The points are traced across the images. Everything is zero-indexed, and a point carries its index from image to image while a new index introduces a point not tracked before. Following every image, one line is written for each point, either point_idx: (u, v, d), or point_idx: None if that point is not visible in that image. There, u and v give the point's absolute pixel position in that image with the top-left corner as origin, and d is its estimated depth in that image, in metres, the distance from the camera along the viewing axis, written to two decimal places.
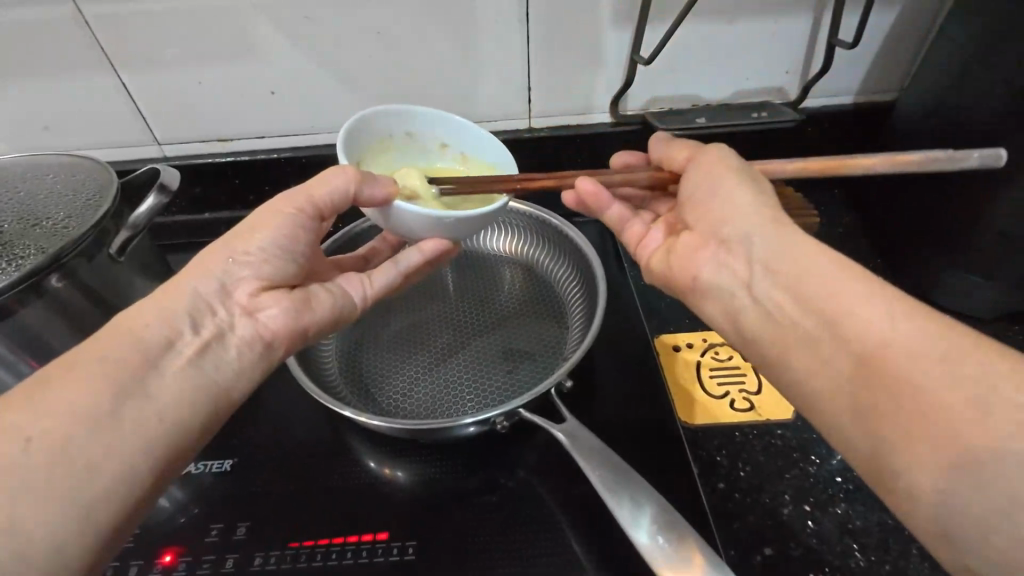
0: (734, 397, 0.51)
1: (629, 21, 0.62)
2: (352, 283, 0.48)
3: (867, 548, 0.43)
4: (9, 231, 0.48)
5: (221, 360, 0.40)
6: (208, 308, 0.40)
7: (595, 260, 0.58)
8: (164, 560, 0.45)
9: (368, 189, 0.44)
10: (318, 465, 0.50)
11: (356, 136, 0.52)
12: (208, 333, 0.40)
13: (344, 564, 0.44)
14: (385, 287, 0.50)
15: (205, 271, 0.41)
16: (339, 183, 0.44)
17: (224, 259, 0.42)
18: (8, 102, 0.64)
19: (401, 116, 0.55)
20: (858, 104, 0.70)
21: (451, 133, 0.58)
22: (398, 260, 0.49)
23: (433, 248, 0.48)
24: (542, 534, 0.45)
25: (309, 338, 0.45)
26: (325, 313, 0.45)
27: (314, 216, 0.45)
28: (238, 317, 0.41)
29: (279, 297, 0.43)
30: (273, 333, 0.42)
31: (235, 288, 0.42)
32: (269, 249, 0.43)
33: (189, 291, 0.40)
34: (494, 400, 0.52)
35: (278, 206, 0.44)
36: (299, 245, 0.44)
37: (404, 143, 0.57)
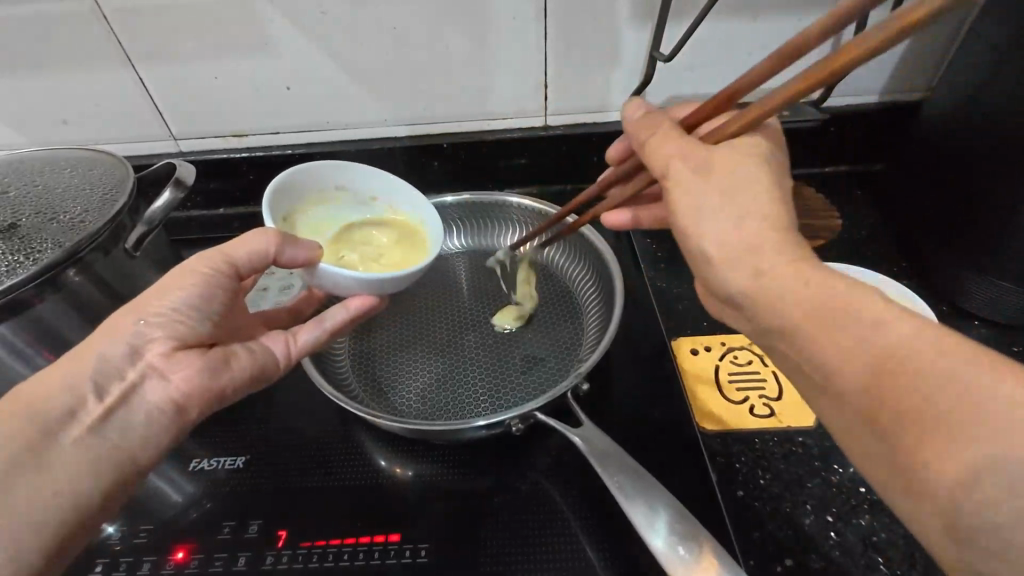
0: (754, 403, 0.50)
1: (649, 18, 0.61)
2: (276, 340, 0.47)
3: (893, 562, 0.42)
4: (26, 226, 0.48)
5: (127, 425, 0.39)
6: (116, 372, 0.39)
7: (614, 261, 0.57)
8: (177, 557, 0.45)
9: (290, 251, 0.44)
10: (329, 465, 0.50)
11: (286, 190, 0.52)
12: (114, 398, 0.38)
13: (356, 564, 0.44)
14: (311, 344, 0.48)
15: (113, 335, 0.39)
16: (255, 246, 0.43)
17: (133, 322, 0.40)
18: (26, 96, 0.64)
19: (330, 170, 0.55)
20: (883, 103, 0.68)
21: (382, 186, 0.57)
22: (323, 319, 0.48)
23: (358, 305, 0.47)
24: (557, 539, 0.44)
25: (226, 400, 0.43)
26: (241, 374, 0.43)
27: (228, 274, 0.44)
28: (147, 377, 0.40)
29: (194, 358, 0.41)
30: (185, 395, 0.40)
31: (146, 349, 0.40)
32: (182, 310, 0.41)
33: (94, 356, 0.39)
34: (508, 402, 0.51)
35: (190, 265, 0.42)
36: (214, 304, 0.43)
37: (336, 197, 0.56)
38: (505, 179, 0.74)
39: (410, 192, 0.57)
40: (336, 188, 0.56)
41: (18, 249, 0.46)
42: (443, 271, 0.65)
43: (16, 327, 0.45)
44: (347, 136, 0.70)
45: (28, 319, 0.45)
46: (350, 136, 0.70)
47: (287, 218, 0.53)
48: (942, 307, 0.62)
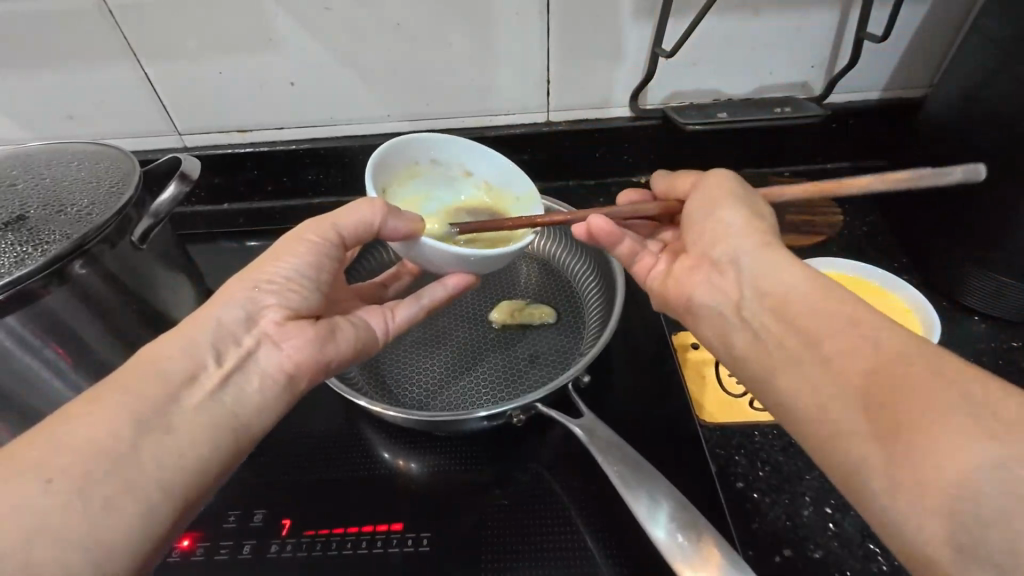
0: (754, 396, 0.51)
1: (651, 14, 0.61)
2: (375, 315, 0.49)
3: (890, 552, 0.42)
4: (34, 218, 0.49)
5: (242, 392, 0.39)
6: (233, 337, 0.40)
7: (614, 255, 0.58)
8: (182, 545, 0.45)
9: (393, 223, 0.45)
10: (334, 456, 0.51)
11: (386, 164, 0.53)
12: (232, 362, 0.39)
13: (359, 553, 0.44)
14: (409, 320, 0.49)
15: (229, 302, 0.41)
16: (364, 217, 0.44)
17: (249, 288, 0.41)
18: (33, 91, 0.65)
19: (426, 144, 0.55)
20: (885, 100, 0.69)
21: (474, 161, 0.58)
22: (420, 295, 0.49)
23: (455, 284, 0.49)
24: (558, 529, 0.45)
25: (331, 371, 0.44)
26: (346, 348, 0.45)
27: (336, 243, 0.45)
28: (261, 344, 0.41)
29: (303, 328, 0.42)
30: (296, 363, 0.41)
31: (261, 316, 0.41)
32: (295, 278, 0.43)
33: (213, 321, 0.40)
34: (509, 394, 0.52)
35: (299, 235, 0.44)
36: (322, 272, 0.44)
37: (428, 170, 0.57)
38: None
39: (503, 169, 0.57)
40: (430, 161, 0.57)
41: (26, 241, 0.46)
42: None
43: (24, 318, 0.45)
44: (350, 132, 0.71)
45: (35, 311, 0.45)
46: (353, 132, 0.71)
47: (385, 190, 0.54)
48: (944, 304, 0.62)
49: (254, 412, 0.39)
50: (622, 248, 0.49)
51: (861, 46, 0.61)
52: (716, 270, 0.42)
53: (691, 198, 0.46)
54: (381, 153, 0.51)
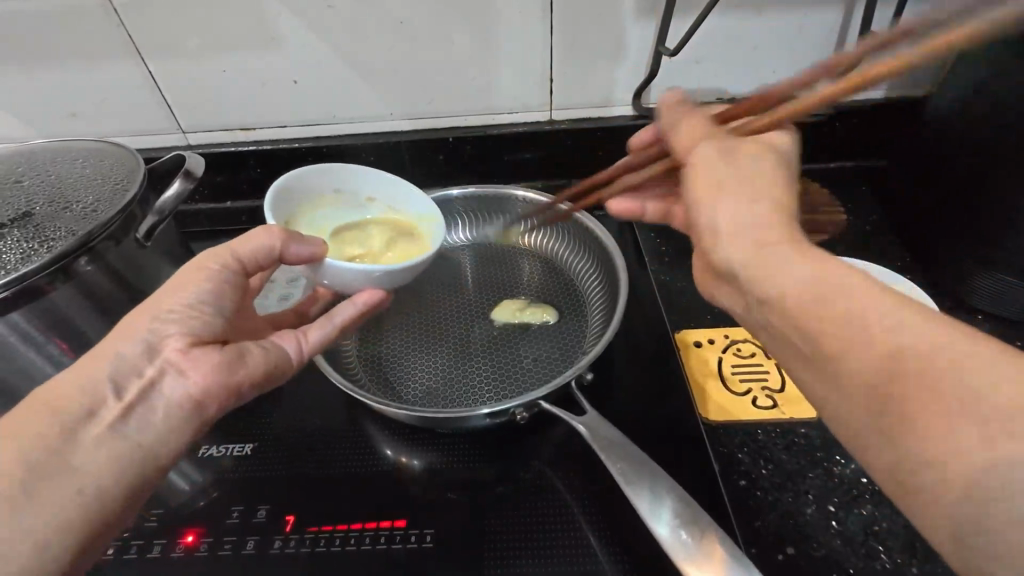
0: (757, 394, 0.51)
1: (654, 13, 0.61)
2: (285, 337, 0.46)
3: (893, 550, 0.42)
4: (39, 215, 0.49)
5: (147, 421, 0.38)
6: (134, 370, 0.38)
7: (617, 253, 0.58)
8: (187, 540, 0.46)
9: (296, 248, 0.45)
10: (336, 453, 0.51)
11: (285, 197, 0.53)
12: (134, 394, 0.38)
13: (362, 550, 0.44)
14: (322, 342, 0.48)
15: (129, 333, 0.39)
16: (264, 242, 0.44)
17: (148, 321, 0.40)
18: (37, 90, 0.65)
19: (327, 173, 0.56)
20: (888, 98, 0.69)
21: (378, 186, 0.58)
22: (332, 315, 0.48)
23: (366, 300, 0.49)
24: (560, 526, 0.45)
25: (243, 397, 0.42)
26: (258, 371, 0.42)
27: (238, 270, 0.44)
28: (164, 373, 0.39)
29: (210, 353, 0.40)
30: (203, 390, 0.39)
31: (163, 346, 0.39)
32: (195, 307, 0.41)
33: (112, 354, 0.38)
34: (511, 391, 0.52)
35: (199, 265, 0.42)
36: (224, 297, 0.43)
37: (334, 199, 0.58)
38: (508, 174, 0.75)
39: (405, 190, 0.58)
40: (335, 190, 0.57)
41: (32, 237, 0.47)
42: (447, 262, 0.66)
43: (29, 314, 0.45)
44: (353, 131, 0.71)
45: (40, 307, 0.46)
46: (356, 130, 0.71)
47: (289, 223, 0.54)
48: (947, 302, 0.62)
49: (180, 439, 0.39)
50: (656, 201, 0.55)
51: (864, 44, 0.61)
52: None
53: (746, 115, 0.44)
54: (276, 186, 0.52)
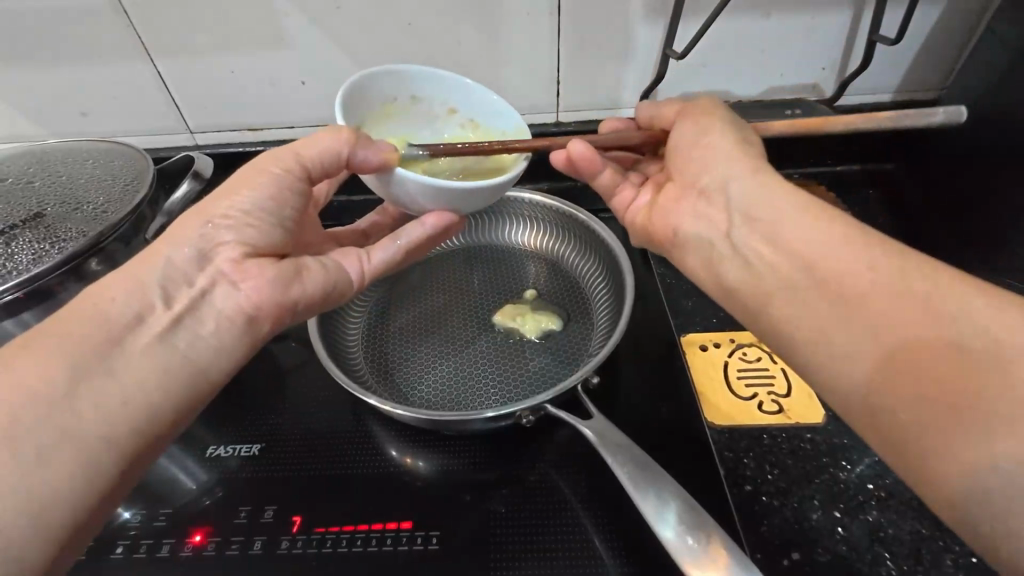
0: (762, 399, 0.51)
1: (662, 14, 0.61)
2: (350, 258, 0.47)
3: (899, 557, 0.42)
4: (50, 215, 0.49)
5: (195, 336, 0.39)
6: (184, 278, 0.40)
7: (624, 258, 0.58)
8: (194, 540, 0.46)
9: (363, 154, 0.44)
10: (344, 453, 0.51)
11: (361, 97, 0.51)
12: (181, 305, 0.39)
13: (368, 551, 0.45)
14: (384, 263, 0.49)
15: (181, 238, 0.40)
16: (332, 147, 0.44)
17: (203, 225, 0.41)
18: (49, 90, 0.65)
19: (404, 78, 0.53)
20: (897, 101, 0.68)
21: (457, 98, 0.56)
22: (396, 235, 0.48)
23: (432, 223, 0.47)
24: (565, 529, 0.45)
25: (297, 314, 0.44)
26: (315, 286, 0.44)
27: (302, 176, 0.44)
28: (216, 285, 0.40)
29: (264, 266, 0.41)
30: (256, 306, 0.41)
31: (215, 253, 0.41)
32: (254, 213, 0.42)
33: (162, 259, 0.39)
34: (517, 394, 0.52)
35: (265, 166, 0.43)
36: (286, 208, 0.43)
37: (409, 108, 0.56)
38: None
39: (486, 102, 0.56)
40: (410, 98, 0.55)
41: (43, 238, 0.47)
42: (453, 264, 0.66)
43: (40, 314, 0.46)
44: None
45: (51, 308, 0.46)
46: None
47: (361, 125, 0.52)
48: None
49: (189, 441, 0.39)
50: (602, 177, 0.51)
51: (873, 47, 0.61)
52: (704, 198, 0.44)
53: (675, 126, 0.47)
54: (352, 86, 0.50)
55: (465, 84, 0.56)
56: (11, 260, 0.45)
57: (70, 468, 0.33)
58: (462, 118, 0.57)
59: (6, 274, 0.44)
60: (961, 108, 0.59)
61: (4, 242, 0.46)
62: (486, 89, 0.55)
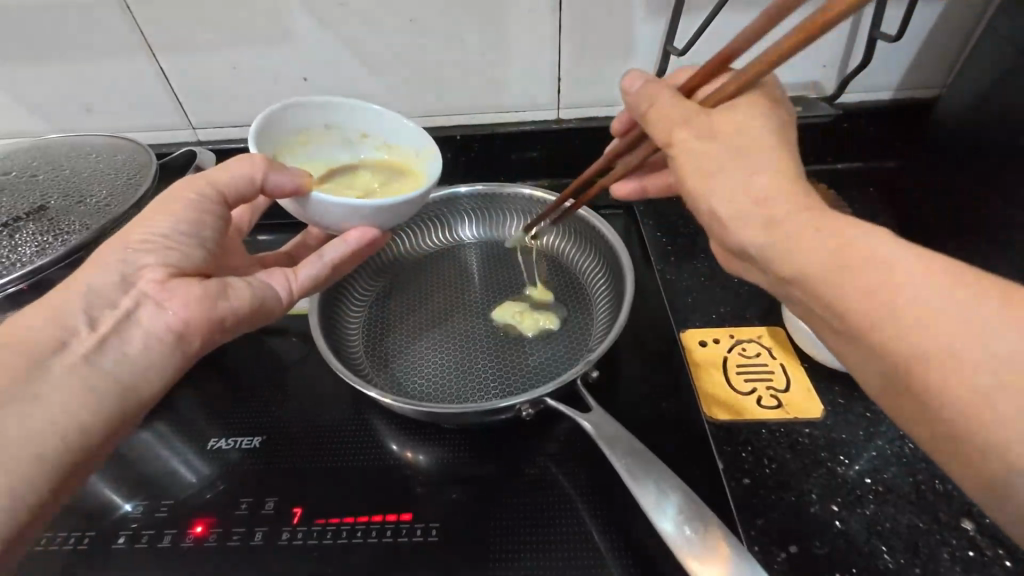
0: (761, 394, 0.51)
1: (662, 13, 0.61)
2: (274, 277, 0.47)
3: (896, 550, 0.42)
4: (53, 209, 0.50)
5: (123, 352, 0.39)
6: (108, 301, 0.40)
7: (624, 252, 0.58)
8: (196, 531, 0.46)
9: (276, 178, 0.44)
10: (344, 446, 0.51)
11: (270, 128, 0.51)
12: (108, 325, 0.39)
13: (368, 543, 0.45)
14: (309, 280, 0.49)
15: (102, 265, 0.40)
16: (245, 173, 0.43)
17: (120, 250, 0.41)
18: (52, 86, 0.66)
19: (316, 107, 0.53)
20: (899, 99, 0.68)
21: (371, 124, 0.56)
22: (320, 253, 0.48)
23: (356, 239, 0.47)
24: (564, 521, 0.45)
25: (226, 331, 0.43)
26: (241, 305, 0.43)
27: (218, 202, 0.45)
28: (141, 305, 0.40)
29: (187, 285, 0.41)
30: (183, 323, 0.40)
31: (137, 276, 0.41)
32: (173, 236, 0.42)
33: (84, 286, 0.39)
34: (518, 388, 0.52)
35: (176, 195, 0.43)
36: (204, 230, 0.44)
37: (320, 136, 0.55)
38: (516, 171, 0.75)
39: (399, 127, 0.56)
40: (323, 126, 0.55)
41: (46, 231, 0.47)
42: (454, 260, 0.67)
43: None
44: None
45: None
46: None
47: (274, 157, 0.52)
48: None
49: None
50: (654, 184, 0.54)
51: (874, 45, 0.61)
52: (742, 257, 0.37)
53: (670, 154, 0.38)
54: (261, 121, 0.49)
55: (375, 110, 0.56)
56: (14, 252, 0.45)
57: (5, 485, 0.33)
58: (375, 142, 0.57)
59: (10, 266, 0.44)
60: None
61: (7, 235, 0.47)
62: (395, 115, 0.56)
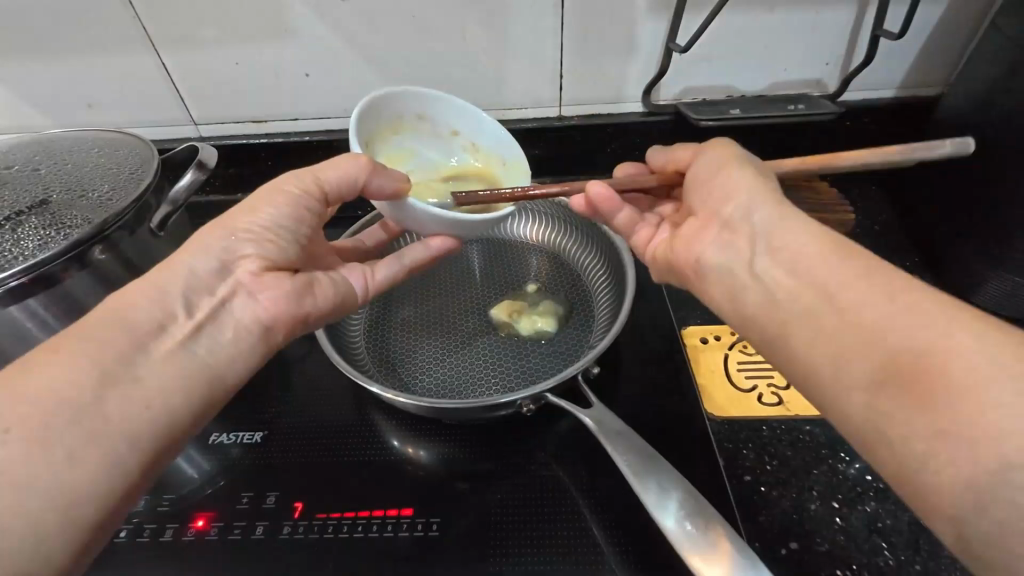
0: (762, 391, 0.51)
1: (664, 10, 0.61)
2: (355, 274, 0.49)
3: (897, 547, 0.42)
4: (57, 203, 0.50)
5: (215, 341, 0.40)
6: (206, 287, 0.40)
7: (623, 249, 0.58)
8: (198, 525, 0.46)
9: (377, 182, 0.43)
10: (345, 442, 0.51)
11: (369, 111, 0.50)
12: (203, 314, 0.40)
13: (369, 537, 0.45)
14: (387, 280, 0.50)
15: (203, 248, 0.41)
16: (351, 173, 0.43)
17: (225, 236, 0.41)
18: (54, 81, 0.66)
19: (413, 96, 0.53)
20: (900, 97, 0.68)
21: (464, 122, 0.56)
22: (402, 255, 0.50)
23: (438, 246, 0.49)
24: (566, 517, 0.45)
25: (309, 325, 0.45)
26: (325, 300, 0.45)
27: (318, 198, 0.45)
28: (236, 294, 0.41)
29: (280, 280, 0.43)
30: (272, 316, 0.42)
31: (236, 266, 0.42)
32: (274, 228, 0.43)
33: (184, 269, 0.40)
34: (518, 385, 0.52)
35: (285, 183, 0.44)
36: (301, 226, 0.44)
37: (414, 125, 0.55)
38: None
39: (490, 128, 0.56)
40: (415, 116, 0.54)
41: (50, 225, 0.47)
42: (455, 258, 0.67)
43: (46, 300, 0.46)
44: None
45: (56, 295, 0.46)
46: None
47: (368, 142, 0.52)
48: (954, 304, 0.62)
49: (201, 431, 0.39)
50: (620, 218, 0.50)
51: (876, 43, 0.61)
52: (727, 228, 0.41)
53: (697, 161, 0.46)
54: (363, 103, 0.49)
55: (469, 108, 0.56)
56: (18, 246, 0.46)
57: (95, 467, 0.32)
58: (462, 140, 0.57)
59: (13, 260, 0.44)
60: (970, 140, 0.47)
61: (11, 229, 0.47)
62: (489, 116, 0.56)
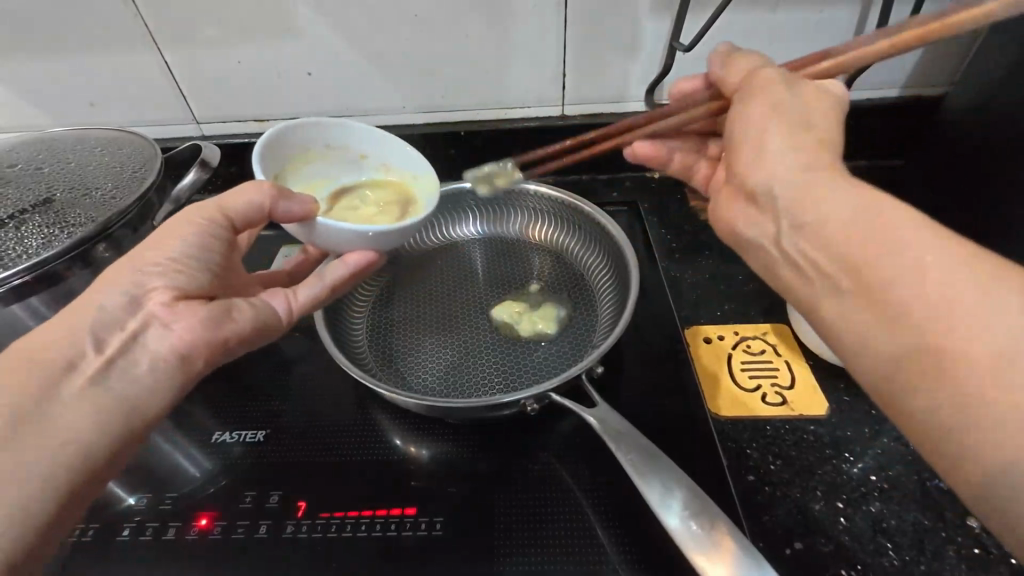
0: (766, 390, 0.51)
1: (668, 10, 0.61)
2: (276, 296, 0.47)
3: (901, 548, 0.42)
4: (60, 201, 0.50)
5: (130, 373, 0.38)
6: (116, 321, 0.39)
7: (626, 249, 0.58)
8: (200, 524, 0.46)
9: (285, 206, 0.44)
10: (347, 441, 0.51)
11: (273, 148, 0.50)
12: (114, 347, 0.38)
13: (372, 536, 0.45)
14: (311, 300, 0.48)
15: (112, 284, 0.40)
16: (255, 199, 0.44)
17: (132, 272, 0.40)
18: (56, 80, 0.66)
19: (318, 126, 0.53)
20: (904, 96, 0.68)
21: (371, 143, 0.56)
22: (321, 274, 0.48)
23: (355, 262, 0.48)
24: (569, 517, 0.45)
25: (230, 352, 0.43)
26: (247, 324, 0.43)
27: (226, 226, 0.45)
28: (149, 326, 0.39)
29: (194, 308, 0.40)
30: (189, 344, 0.39)
31: (147, 298, 0.40)
32: (182, 259, 0.42)
33: (93, 307, 0.38)
34: (523, 384, 0.52)
35: (186, 218, 0.43)
36: (211, 254, 0.43)
37: (324, 155, 0.55)
38: None
39: (398, 148, 0.56)
40: (323, 145, 0.55)
41: (54, 223, 0.47)
42: (459, 258, 0.66)
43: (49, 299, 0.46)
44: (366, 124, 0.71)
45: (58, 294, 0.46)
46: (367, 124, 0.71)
47: (278, 178, 0.52)
48: None
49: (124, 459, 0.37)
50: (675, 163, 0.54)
51: None
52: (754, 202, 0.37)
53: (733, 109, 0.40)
54: (265, 140, 0.49)
55: (376, 130, 0.56)
56: (21, 244, 0.45)
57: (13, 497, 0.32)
58: (374, 162, 0.58)
59: (16, 258, 0.44)
60: None
61: (14, 227, 0.47)
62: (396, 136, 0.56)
